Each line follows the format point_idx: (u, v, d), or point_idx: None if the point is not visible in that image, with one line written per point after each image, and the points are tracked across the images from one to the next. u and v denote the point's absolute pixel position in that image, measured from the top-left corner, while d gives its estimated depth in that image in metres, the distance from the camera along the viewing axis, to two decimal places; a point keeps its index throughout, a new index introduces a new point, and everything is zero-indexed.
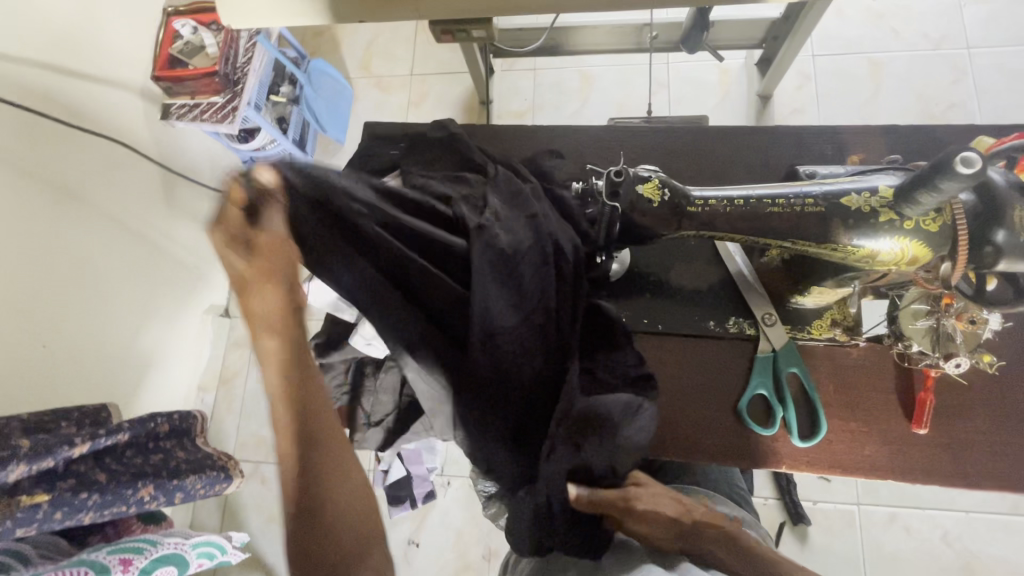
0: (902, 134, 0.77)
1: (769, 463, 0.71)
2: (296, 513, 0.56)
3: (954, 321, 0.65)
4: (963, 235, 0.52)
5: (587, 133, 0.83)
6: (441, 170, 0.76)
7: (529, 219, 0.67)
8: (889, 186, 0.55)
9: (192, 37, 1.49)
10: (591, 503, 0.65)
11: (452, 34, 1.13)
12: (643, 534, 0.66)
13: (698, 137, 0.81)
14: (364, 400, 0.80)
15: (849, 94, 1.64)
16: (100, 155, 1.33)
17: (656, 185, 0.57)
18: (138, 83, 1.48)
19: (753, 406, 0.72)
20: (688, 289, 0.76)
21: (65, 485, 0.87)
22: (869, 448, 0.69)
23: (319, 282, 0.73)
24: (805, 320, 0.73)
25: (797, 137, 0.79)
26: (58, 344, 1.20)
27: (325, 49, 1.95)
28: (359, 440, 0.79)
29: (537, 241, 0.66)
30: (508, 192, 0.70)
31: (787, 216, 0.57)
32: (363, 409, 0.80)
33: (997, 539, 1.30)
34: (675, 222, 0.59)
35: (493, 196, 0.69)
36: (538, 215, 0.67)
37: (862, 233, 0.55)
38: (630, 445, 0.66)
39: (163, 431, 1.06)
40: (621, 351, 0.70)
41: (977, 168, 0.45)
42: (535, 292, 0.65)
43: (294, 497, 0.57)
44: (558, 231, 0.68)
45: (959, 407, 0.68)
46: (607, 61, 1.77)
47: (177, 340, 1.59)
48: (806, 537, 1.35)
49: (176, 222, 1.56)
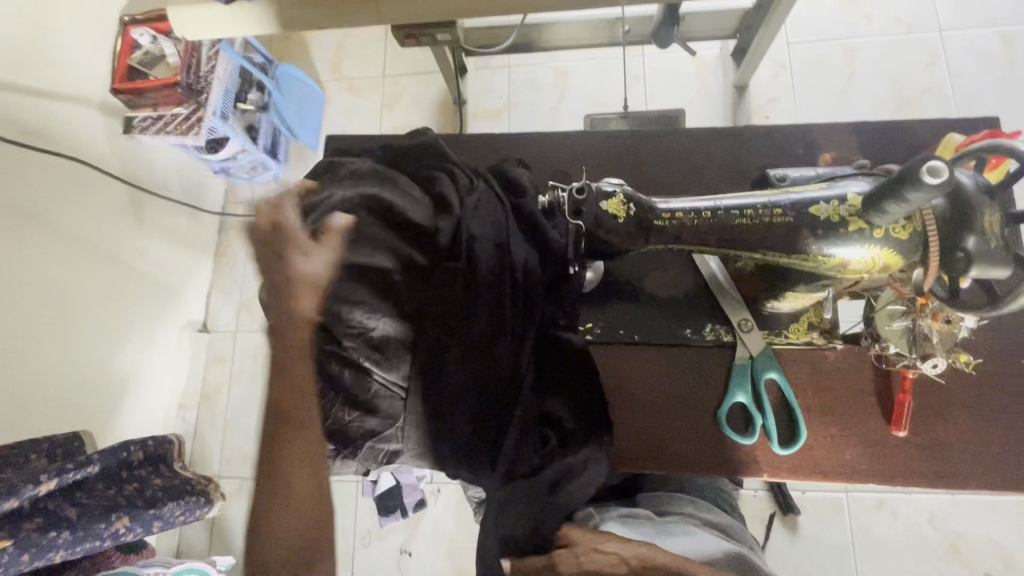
0: (875, 130, 0.76)
1: (748, 470, 0.70)
2: (265, 512, 0.60)
3: (929, 321, 0.64)
4: (934, 238, 0.51)
5: (555, 139, 0.81)
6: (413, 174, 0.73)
7: (493, 248, 0.67)
8: (859, 193, 0.53)
9: (151, 46, 1.45)
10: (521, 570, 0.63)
11: (416, 38, 1.09)
12: None
13: (670, 140, 0.79)
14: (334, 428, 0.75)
15: (825, 82, 1.63)
16: (59, 175, 1.27)
17: (621, 201, 0.55)
18: (95, 96, 1.41)
19: (732, 414, 0.71)
20: (664, 298, 0.74)
21: (32, 524, 0.84)
22: (850, 452, 0.69)
23: None
24: (781, 325, 0.72)
25: (770, 137, 0.77)
26: (23, 374, 1.15)
27: (293, 53, 1.90)
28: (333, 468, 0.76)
29: (494, 268, 0.67)
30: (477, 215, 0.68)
31: (755, 227, 0.56)
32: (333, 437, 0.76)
33: (982, 519, 1.31)
34: (642, 237, 0.57)
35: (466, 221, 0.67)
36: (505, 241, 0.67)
37: (833, 242, 0.54)
38: (576, 483, 0.67)
39: (137, 459, 1.03)
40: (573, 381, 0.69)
41: (945, 179, 0.43)
42: (493, 325, 0.66)
43: (268, 496, 0.60)
44: (524, 259, 0.68)
45: (940, 407, 0.68)
46: (583, 56, 1.75)
47: (152, 360, 1.54)
48: (796, 526, 1.35)
49: (145, 240, 1.51)
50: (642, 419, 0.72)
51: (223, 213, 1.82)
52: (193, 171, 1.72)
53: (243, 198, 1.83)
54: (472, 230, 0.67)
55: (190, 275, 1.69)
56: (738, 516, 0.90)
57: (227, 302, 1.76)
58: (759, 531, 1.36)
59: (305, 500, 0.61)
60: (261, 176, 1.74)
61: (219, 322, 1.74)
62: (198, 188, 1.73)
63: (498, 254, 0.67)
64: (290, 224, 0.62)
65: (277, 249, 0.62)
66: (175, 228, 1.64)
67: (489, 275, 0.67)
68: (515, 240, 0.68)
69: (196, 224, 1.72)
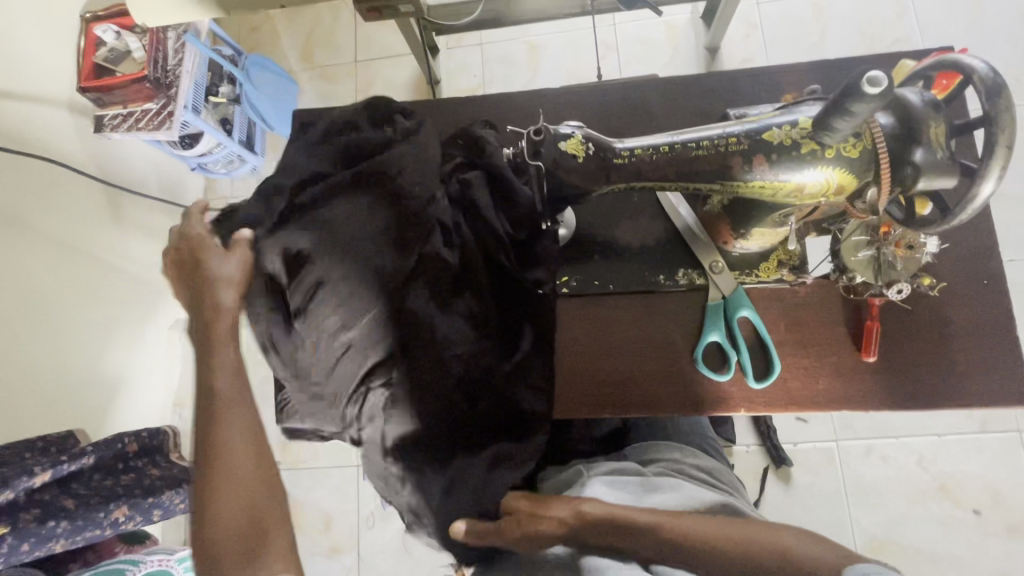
0: (833, 68, 0.77)
1: (729, 407, 0.72)
2: (212, 484, 0.64)
3: (893, 248, 0.66)
4: (883, 154, 0.52)
5: (520, 98, 0.81)
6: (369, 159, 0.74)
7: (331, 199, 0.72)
8: (809, 117, 0.55)
9: (116, 43, 1.40)
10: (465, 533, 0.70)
11: (379, 11, 1.08)
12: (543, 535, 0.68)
13: (633, 92, 0.79)
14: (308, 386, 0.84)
15: (796, 40, 1.63)
16: (34, 175, 1.26)
17: (579, 140, 0.59)
18: (64, 95, 1.37)
19: (707, 353, 0.73)
20: (636, 247, 0.76)
21: (29, 515, 0.83)
22: (823, 380, 0.71)
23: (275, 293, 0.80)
24: (752, 264, 0.73)
25: (732, 81, 0.78)
26: (10, 377, 1.15)
27: (263, 44, 1.87)
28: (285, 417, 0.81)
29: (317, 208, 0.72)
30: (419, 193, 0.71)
31: (712, 157, 0.58)
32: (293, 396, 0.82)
33: (968, 457, 1.34)
34: (603, 175, 0.61)
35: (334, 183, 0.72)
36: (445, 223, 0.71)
37: (787, 167, 0.56)
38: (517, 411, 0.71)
39: (133, 451, 1.02)
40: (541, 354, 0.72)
41: (884, 87, 0.45)
42: (414, 304, 0.69)
43: (205, 478, 0.64)
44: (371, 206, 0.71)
45: (908, 331, 0.70)
46: (554, 28, 1.74)
47: (143, 360, 1.54)
48: (789, 477, 1.38)
49: (125, 238, 1.50)
50: (614, 365, 0.74)
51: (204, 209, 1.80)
52: (169, 167, 1.70)
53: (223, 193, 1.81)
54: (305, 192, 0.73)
55: None
56: (725, 461, 0.92)
57: None
58: (754, 485, 1.38)
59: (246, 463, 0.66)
60: (238, 169, 1.73)
61: None
62: (175, 183, 1.72)
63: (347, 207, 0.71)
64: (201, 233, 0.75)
65: (188, 260, 0.74)
66: (156, 226, 1.63)
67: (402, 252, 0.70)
68: (488, 208, 0.71)
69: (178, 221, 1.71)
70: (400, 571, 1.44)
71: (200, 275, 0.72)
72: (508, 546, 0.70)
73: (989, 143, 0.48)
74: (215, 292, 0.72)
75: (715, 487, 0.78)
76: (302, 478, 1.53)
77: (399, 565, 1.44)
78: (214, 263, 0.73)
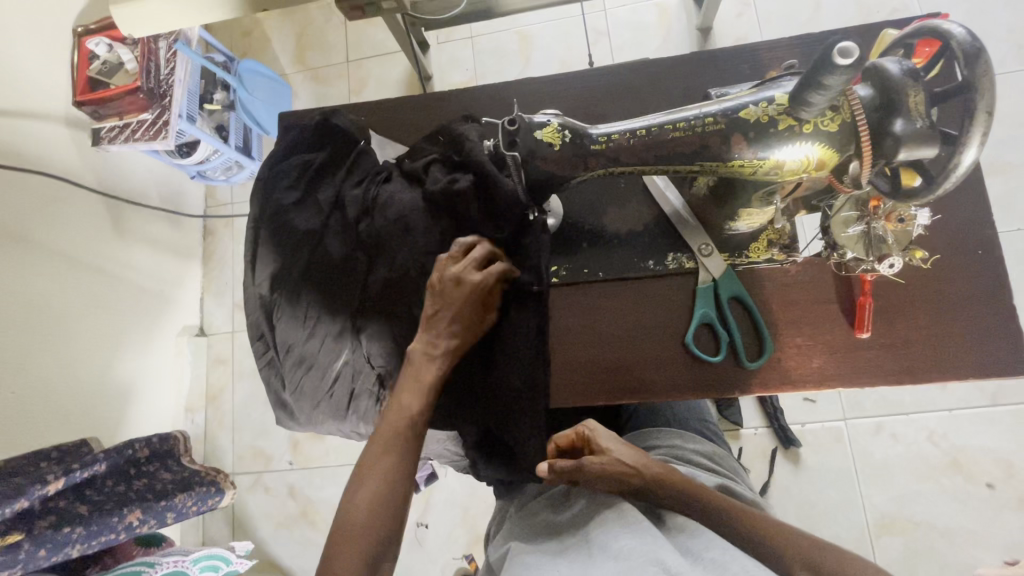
0: (818, 41, 0.75)
1: (731, 389, 0.72)
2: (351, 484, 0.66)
3: (883, 223, 0.65)
4: (863, 127, 0.52)
5: (504, 90, 0.81)
6: (349, 177, 0.79)
7: (301, 237, 0.77)
8: (786, 93, 0.55)
9: (108, 56, 1.41)
10: (559, 470, 0.69)
11: (361, 9, 1.04)
12: (634, 484, 0.68)
13: (618, 80, 0.78)
14: (281, 389, 0.81)
15: (791, 15, 1.59)
16: (36, 192, 1.27)
17: (555, 128, 0.59)
18: (61, 110, 1.38)
19: (700, 337, 0.73)
20: (625, 233, 0.75)
21: (44, 522, 0.85)
22: (818, 359, 0.70)
23: (257, 304, 0.79)
24: (742, 246, 0.73)
25: (716, 60, 0.77)
26: (25, 391, 1.17)
27: (255, 49, 1.88)
28: (283, 422, 0.85)
29: (313, 247, 0.77)
30: (394, 202, 0.75)
31: (690, 139, 0.58)
32: (280, 403, 0.83)
33: (979, 431, 1.33)
34: (580, 162, 0.61)
35: (295, 220, 0.77)
36: (415, 224, 0.74)
37: (766, 144, 0.56)
38: (521, 400, 0.72)
39: (144, 455, 1.03)
40: (538, 345, 0.73)
41: (855, 59, 0.44)
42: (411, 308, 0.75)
43: (363, 491, 0.65)
44: (343, 232, 0.77)
45: (901, 307, 0.69)
46: (544, 17, 1.72)
47: (152, 367, 1.56)
48: (799, 458, 1.37)
49: (128, 248, 1.52)
50: (607, 353, 0.74)
51: (206, 216, 1.82)
52: (169, 176, 1.71)
53: (223, 200, 1.82)
54: (274, 230, 0.78)
55: (179, 280, 1.70)
56: (725, 445, 0.92)
57: (220, 303, 1.77)
58: (763, 467, 1.38)
59: (380, 488, 0.65)
60: (237, 175, 1.73)
61: (214, 324, 1.76)
62: (176, 192, 1.73)
63: (320, 242, 0.78)
64: (468, 276, 0.68)
65: (442, 304, 0.69)
66: (157, 235, 1.64)
67: (398, 256, 0.75)
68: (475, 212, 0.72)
69: (180, 230, 1.73)
70: (415, 564, 1.45)
71: (454, 331, 0.70)
72: (594, 482, 0.69)
73: (968, 110, 0.48)
74: (441, 359, 0.70)
75: (717, 472, 0.78)
76: (314, 478, 1.60)
77: (413, 558, 1.46)
78: (478, 330, 0.71)
